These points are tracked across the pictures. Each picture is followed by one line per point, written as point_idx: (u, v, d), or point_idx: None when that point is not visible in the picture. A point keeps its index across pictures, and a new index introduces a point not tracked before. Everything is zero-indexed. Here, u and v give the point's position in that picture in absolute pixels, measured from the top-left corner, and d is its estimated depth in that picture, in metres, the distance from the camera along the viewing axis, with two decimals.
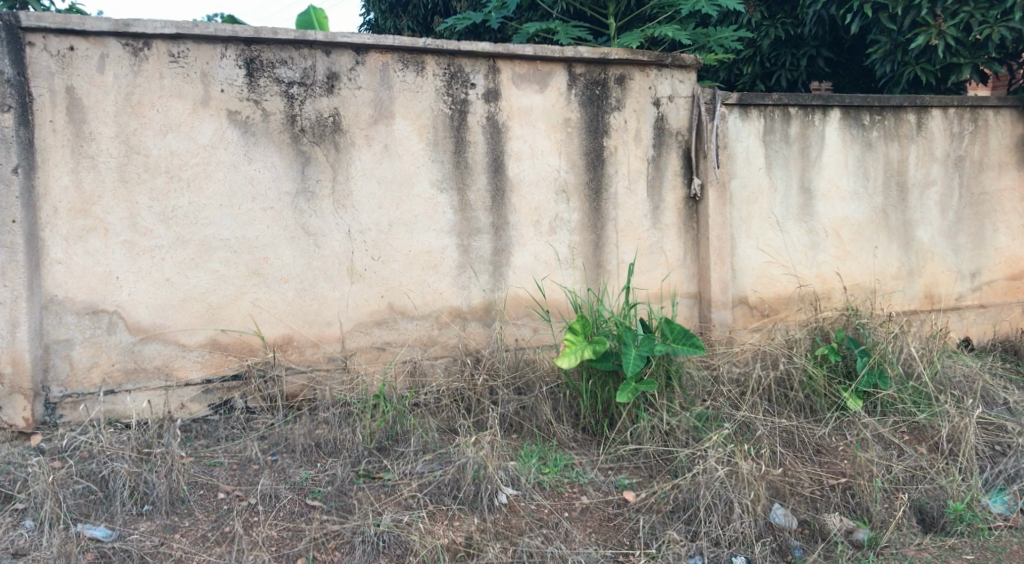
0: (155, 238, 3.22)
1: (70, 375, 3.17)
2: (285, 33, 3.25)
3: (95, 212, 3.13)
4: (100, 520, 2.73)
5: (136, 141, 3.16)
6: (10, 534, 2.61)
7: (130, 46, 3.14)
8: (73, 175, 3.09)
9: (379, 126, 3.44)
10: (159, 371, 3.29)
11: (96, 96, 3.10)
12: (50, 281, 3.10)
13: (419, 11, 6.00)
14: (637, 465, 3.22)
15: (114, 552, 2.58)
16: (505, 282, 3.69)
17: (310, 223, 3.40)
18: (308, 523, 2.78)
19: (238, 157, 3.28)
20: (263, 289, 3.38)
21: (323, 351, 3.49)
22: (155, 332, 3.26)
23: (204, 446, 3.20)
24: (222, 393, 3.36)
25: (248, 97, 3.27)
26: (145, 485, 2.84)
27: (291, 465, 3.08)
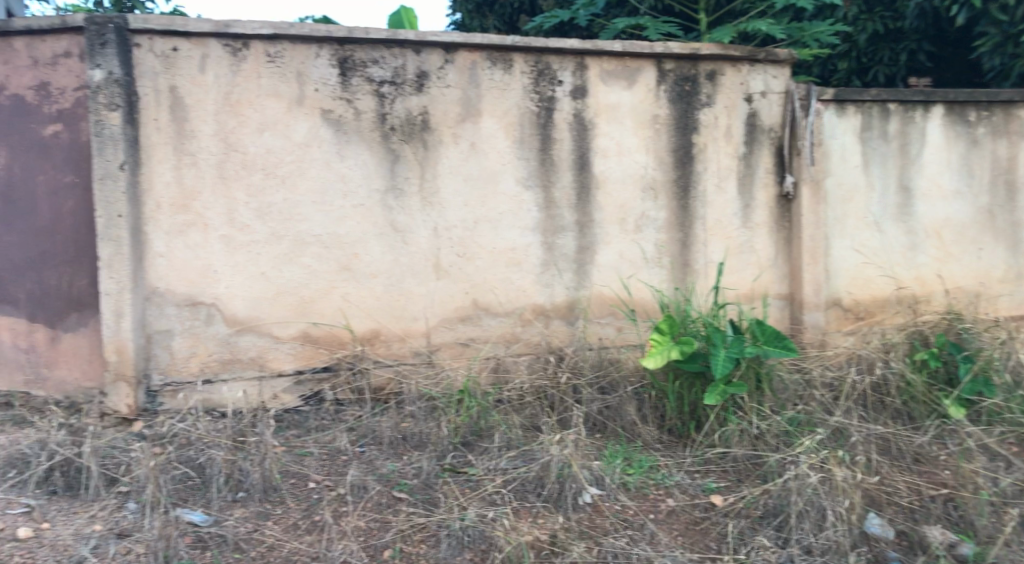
0: (252, 233, 3.32)
1: (170, 364, 3.30)
2: (377, 33, 3.31)
3: (195, 208, 3.26)
4: (197, 505, 2.93)
5: (235, 139, 3.28)
6: (116, 516, 2.85)
7: (229, 47, 3.24)
8: (175, 172, 3.23)
9: (467, 123, 3.45)
10: (253, 362, 3.38)
11: (198, 96, 3.23)
12: (153, 274, 3.25)
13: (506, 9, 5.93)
14: (725, 468, 3.15)
15: (211, 538, 2.77)
16: (590, 280, 3.64)
17: (399, 220, 3.44)
18: (395, 515, 2.91)
19: (331, 155, 3.37)
20: (352, 284, 3.44)
21: (409, 346, 3.52)
22: (250, 324, 3.35)
23: (295, 436, 3.29)
24: (313, 385, 3.43)
25: (341, 96, 3.35)
26: (240, 472, 3.03)
27: (378, 457, 3.20)
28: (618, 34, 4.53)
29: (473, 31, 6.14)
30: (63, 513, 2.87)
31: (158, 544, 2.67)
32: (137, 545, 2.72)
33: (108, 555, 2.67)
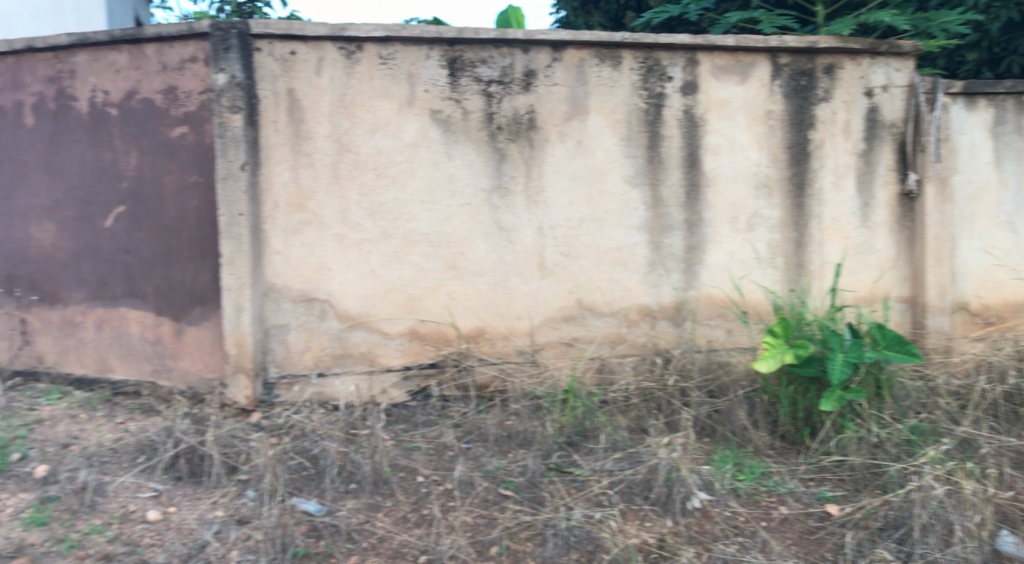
0: (363, 231, 3.41)
1: (285, 358, 3.41)
2: (487, 33, 3.34)
3: (310, 207, 3.37)
4: (312, 495, 3.01)
5: (348, 140, 3.37)
6: (236, 503, 2.96)
7: (344, 49, 3.33)
8: (292, 172, 3.35)
9: (574, 122, 3.44)
10: (364, 357, 3.46)
11: (314, 98, 3.33)
12: (271, 270, 3.37)
13: (612, 6, 5.88)
14: (842, 478, 3.04)
15: (325, 527, 2.85)
16: (698, 280, 3.57)
17: (504, 219, 3.46)
18: (501, 512, 2.92)
19: (439, 156, 3.41)
20: (458, 282, 3.48)
21: (513, 344, 3.53)
22: (361, 320, 3.44)
23: (403, 431, 3.35)
24: (419, 381, 3.49)
25: (450, 96, 3.39)
26: (352, 464, 3.12)
27: (484, 454, 3.23)
28: (730, 29, 4.43)
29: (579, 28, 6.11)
30: (188, 498, 2.99)
31: (276, 532, 2.75)
32: (256, 531, 2.81)
33: (229, 540, 2.77)
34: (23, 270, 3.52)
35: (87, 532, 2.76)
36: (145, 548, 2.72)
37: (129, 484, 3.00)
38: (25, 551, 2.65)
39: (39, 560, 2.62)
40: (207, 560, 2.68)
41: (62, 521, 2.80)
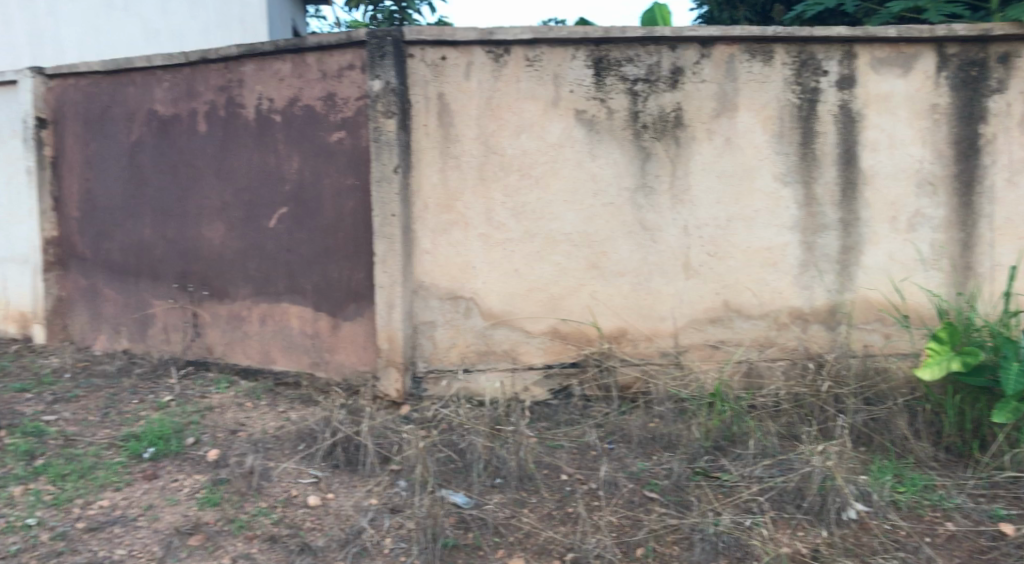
0: (507, 231, 3.47)
1: (433, 353, 3.53)
2: (634, 31, 3.32)
3: (457, 207, 3.46)
4: (460, 487, 3.08)
5: (495, 142, 3.43)
6: (389, 492, 3.07)
7: (492, 53, 3.39)
8: (441, 174, 3.44)
9: (722, 119, 3.38)
10: (507, 354, 3.52)
11: (462, 102, 3.41)
12: (420, 268, 3.49)
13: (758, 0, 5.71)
14: (1017, 495, 2.86)
15: (473, 519, 2.91)
16: (854, 282, 3.42)
17: (648, 218, 3.43)
18: (647, 514, 2.90)
19: (583, 155, 3.42)
20: (601, 281, 3.48)
21: (656, 346, 3.51)
22: (504, 318, 3.50)
23: (546, 429, 3.39)
24: (561, 379, 3.52)
25: (596, 96, 3.39)
26: (497, 459, 3.17)
27: (628, 455, 3.21)
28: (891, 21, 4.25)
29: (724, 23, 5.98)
30: (345, 486, 3.13)
31: (427, 522, 2.82)
32: (408, 521, 2.90)
33: (384, 528, 2.89)
34: (195, 267, 3.78)
35: (255, 514, 2.93)
36: (307, 531, 2.87)
37: (292, 470, 3.18)
38: (201, 529, 2.84)
39: (213, 538, 2.81)
40: (363, 545, 2.81)
41: (232, 502, 2.99)
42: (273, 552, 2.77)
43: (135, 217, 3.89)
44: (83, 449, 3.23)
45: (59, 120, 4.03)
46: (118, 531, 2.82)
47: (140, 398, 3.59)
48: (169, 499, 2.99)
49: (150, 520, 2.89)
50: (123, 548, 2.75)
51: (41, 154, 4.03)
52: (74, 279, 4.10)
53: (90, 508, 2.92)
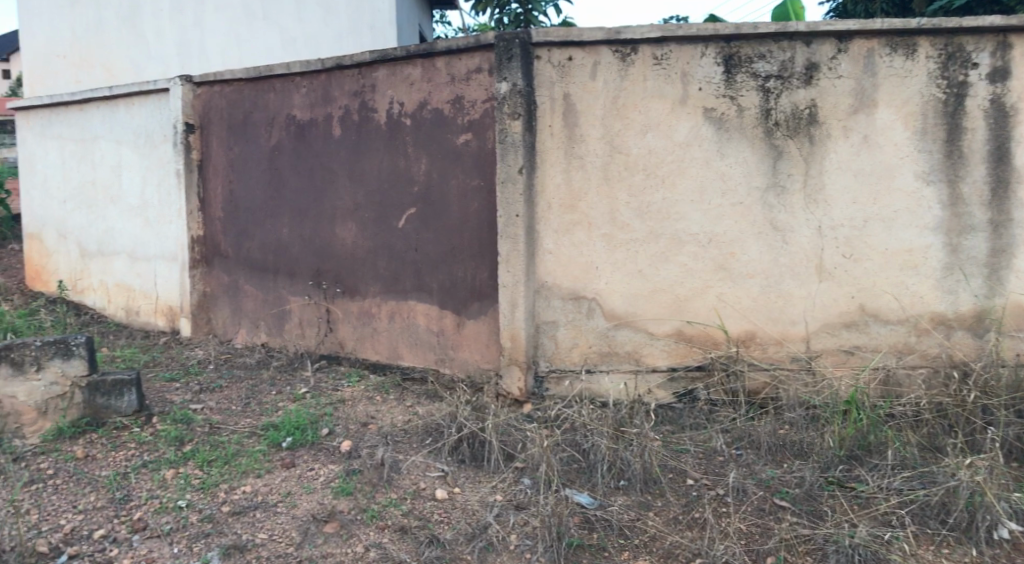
0: (632, 232, 3.44)
1: (555, 353, 3.54)
2: (766, 27, 3.23)
3: (581, 208, 3.46)
4: (584, 487, 3.09)
5: (620, 141, 3.41)
6: (514, 489, 3.11)
7: (619, 52, 3.37)
8: (565, 174, 3.45)
9: (859, 115, 3.26)
10: (629, 356, 3.51)
11: (588, 102, 3.41)
12: (542, 268, 3.50)
13: None
14: None
15: (598, 520, 2.91)
16: (1005, 287, 3.27)
17: (780, 218, 3.35)
18: (777, 523, 2.82)
19: (712, 154, 3.36)
20: (728, 283, 3.42)
21: (786, 350, 3.43)
22: (628, 320, 3.49)
23: (671, 432, 3.37)
24: (686, 382, 3.48)
25: (726, 94, 3.33)
26: (622, 461, 3.13)
27: (757, 461, 3.14)
28: None
29: (858, 17, 5.79)
30: (470, 481, 3.20)
31: (552, 520, 2.82)
32: (533, 518, 2.92)
33: (509, 524, 2.91)
34: (328, 265, 3.97)
35: (386, 504, 3.02)
36: (435, 524, 2.93)
37: (420, 463, 3.26)
38: (336, 517, 2.94)
39: (348, 526, 2.90)
40: (490, 541, 2.84)
41: (365, 492, 3.09)
42: (404, 543, 2.83)
43: (274, 218, 4.12)
44: (227, 436, 3.41)
45: (206, 125, 4.33)
46: (260, 515, 2.96)
47: (278, 390, 3.80)
48: (305, 487, 3.11)
49: (288, 506, 3.01)
50: (264, 532, 2.88)
51: (189, 158, 4.34)
52: (217, 275, 4.39)
53: (234, 493, 3.07)
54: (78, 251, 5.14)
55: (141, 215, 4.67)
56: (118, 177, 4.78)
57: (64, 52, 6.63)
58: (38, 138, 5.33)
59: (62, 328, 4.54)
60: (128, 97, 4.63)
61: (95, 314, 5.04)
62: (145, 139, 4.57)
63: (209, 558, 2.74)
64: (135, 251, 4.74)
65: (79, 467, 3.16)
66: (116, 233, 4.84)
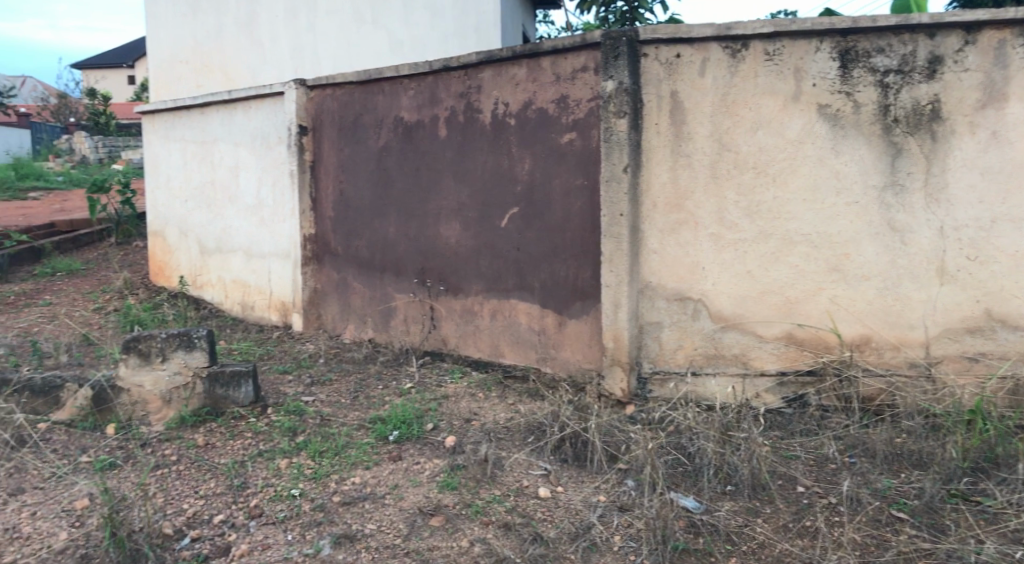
0: (741, 231, 3.37)
1: (659, 354, 3.51)
2: (887, 19, 3.11)
3: (687, 207, 3.41)
4: (690, 491, 3.04)
5: (729, 139, 3.34)
6: (618, 490, 3.08)
7: (729, 48, 3.30)
8: (671, 173, 3.40)
9: (988, 111, 3.11)
10: (737, 359, 3.45)
11: (697, 99, 3.36)
12: (646, 268, 3.47)
13: None
14: None
15: (704, 525, 2.85)
16: None
17: (898, 218, 3.22)
18: (896, 535, 2.71)
19: (826, 151, 3.25)
20: (842, 285, 3.31)
21: (904, 356, 3.30)
22: (735, 321, 3.42)
23: (780, 438, 3.27)
24: (797, 387, 3.39)
25: (841, 89, 3.22)
26: (729, 466, 3.08)
27: (871, 470, 3.01)
28: None
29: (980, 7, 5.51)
30: (574, 481, 3.19)
31: (657, 523, 2.80)
32: (638, 520, 2.90)
33: (613, 525, 2.90)
34: (433, 264, 4.05)
35: (490, 500, 3.05)
36: (538, 522, 2.93)
37: (523, 461, 3.28)
38: (442, 511, 2.98)
39: (453, 520, 2.94)
40: (593, 541, 2.83)
41: (470, 487, 3.12)
42: (508, 539, 2.84)
43: (381, 217, 4.24)
44: (337, 429, 3.51)
45: (318, 127, 4.48)
46: (369, 506, 3.03)
47: (384, 384, 3.89)
48: (412, 480, 3.17)
49: (396, 498, 3.07)
50: (373, 523, 2.94)
51: (302, 159, 4.50)
52: (327, 272, 4.54)
53: (344, 483, 3.16)
54: (198, 248, 5.39)
55: (256, 214, 4.85)
56: (235, 177, 4.98)
57: (187, 57, 6.93)
58: (163, 140, 5.62)
59: (184, 321, 4.77)
60: (246, 101, 4.82)
61: (213, 309, 5.27)
62: (261, 140, 4.75)
63: (321, 545, 2.82)
64: (251, 249, 4.93)
65: (199, 454, 3.30)
66: (233, 231, 5.05)
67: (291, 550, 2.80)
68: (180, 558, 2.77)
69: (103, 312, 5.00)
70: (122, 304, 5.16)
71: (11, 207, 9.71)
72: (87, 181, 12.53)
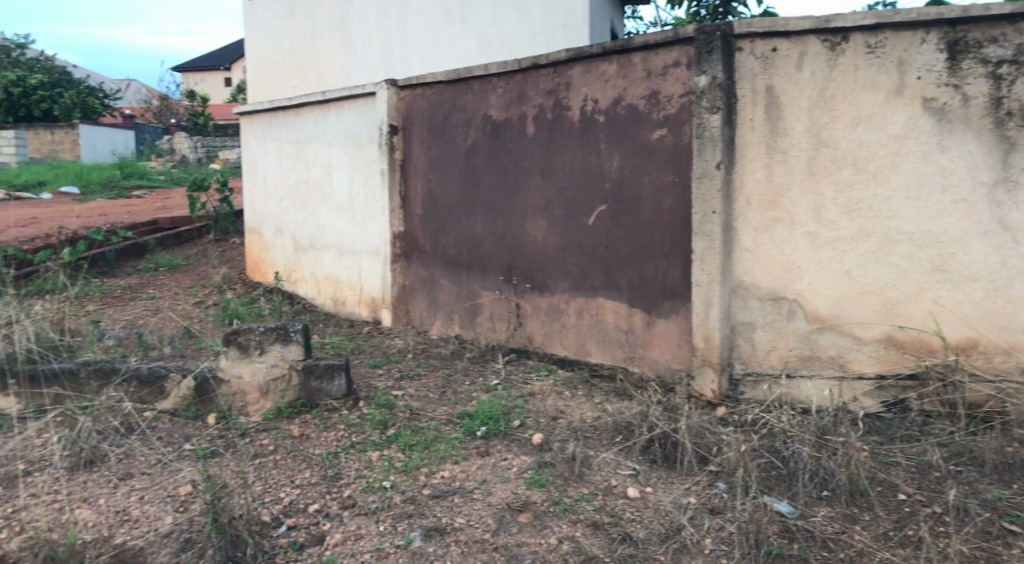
0: (839, 230, 3.27)
1: (751, 356, 3.46)
2: (1000, 7, 2.97)
3: (783, 205, 3.33)
4: (784, 496, 2.96)
5: (827, 134, 3.25)
6: (709, 492, 3.03)
7: (828, 41, 3.20)
8: (765, 169, 3.34)
9: None
10: (833, 361, 3.35)
11: (793, 94, 3.27)
12: (739, 267, 3.42)
13: None
14: None
15: (799, 531, 2.78)
16: None
17: (1010, 217, 3.07)
18: (1007, 549, 2.59)
19: (931, 147, 3.12)
20: (947, 286, 3.17)
21: (1016, 361, 3.13)
22: (831, 322, 3.33)
23: (879, 443, 3.16)
24: (897, 392, 3.27)
25: (949, 82, 3.08)
26: (825, 471, 3.00)
27: (979, 479, 2.90)
28: None
29: None
30: (663, 481, 3.14)
31: (750, 526, 2.74)
32: (730, 524, 2.84)
33: (704, 527, 2.84)
34: (520, 261, 4.08)
35: (578, 499, 3.03)
36: (627, 522, 2.90)
37: (610, 461, 3.25)
38: (530, 507, 2.98)
39: (542, 517, 2.93)
40: (684, 543, 2.79)
41: (557, 485, 3.11)
42: (597, 538, 2.82)
43: (468, 214, 4.29)
44: (426, 423, 3.56)
45: (408, 126, 4.55)
46: (458, 500, 3.05)
47: (471, 380, 3.93)
48: (500, 476, 3.18)
49: (485, 493, 3.09)
50: (463, 517, 2.96)
51: (393, 158, 4.58)
52: (415, 270, 4.63)
53: (434, 477, 3.19)
54: (293, 245, 5.54)
55: (347, 212, 4.97)
56: (328, 176, 5.11)
57: (281, 59, 7.15)
58: (260, 139, 5.81)
59: (279, 316, 4.92)
60: (339, 101, 4.92)
61: (306, 304, 5.42)
62: (353, 140, 4.85)
63: (412, 537, 2.85)
64: (342, 246, 5.04)
65: (295, 444, 3.40)
66: (325, 228, 5.19)
67: (383, 541, 2.84)
68: (277, 545, 2.85)
69: (202, 305, 5.21)
70: (221, 298, 5.37)
71: (120, 204, 10.25)
72: (187, 181, 13.16)
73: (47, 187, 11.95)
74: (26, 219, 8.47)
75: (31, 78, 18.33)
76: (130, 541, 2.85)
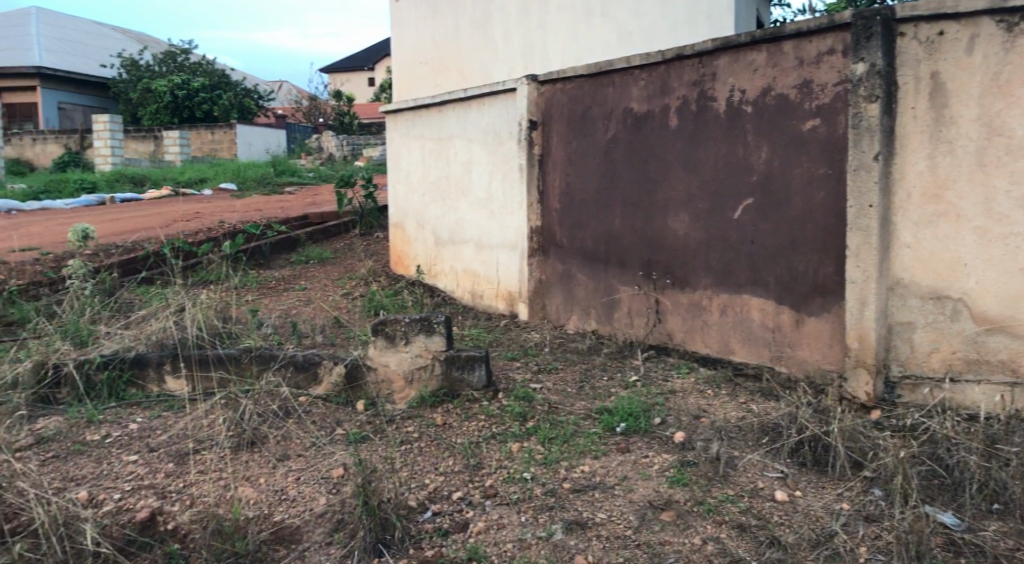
0: (1013, 224, 3.00)
1: (910, 358, 3.27)
2: None
3: (948, 197, 3.11)
4: (948, 507, 2.80)
5: (1000, 122, 2.98)
6: (863, 499, 2.89)
7: (1005, 22, 2.93)
8: (929, 160, 3.12)
9: None
10: (1004, 365, 3.08)
11: (962, 80, 3.03)
12: (898, 265, 3.24)
13: None
14: None
15: (965, 545, 2.62)
16: None
17: None
18: None
19: None
20: None
21: None
22: (1003, 324, 3.06)
23: None
24: None
25: None
26: (996, 483, 2.79)
27: None
28: None
29: None
30: (813, 485, 3.02)
31: (910, 536, 2.59)
32: (888, 533, 2.69)
33: (858, 535, 2.71)
34: (659, 256, 4.04)
35: (723, 500, 2.95)
36: (775, 525, 2.80)
37: (757, 462, 3.15)
38: (673, 506, 2.93)
39: (685, 516, 2.88)
40: (836, 549, 2.66)
41: (700, 484, 3.04)
42: (743, 540, 2.74)
43: (606, 209, 4.28)
44: (565, 417, 3.57)
45: (547, 121, 4.57)
46: (599, 495, 3.04)
47: (610, 375, 3.93)
48: (641, 473, 3.14)
49: (625, 490, 3.06)
50: (604, 512, 2.94)
51: (532, 153, 4.61)
52: (552, 264, 4.65)
53: (574, 471, 3.19)
54: (433, 239, 5.70)
55: (486, 207, 5.07)
56: (467, 172, 5.22)
57: (427, 58, 6.96)
58: (403, 137, 6.01)
59: (420, 308, 5.08)
60: (479, 98, 5.02)
61: (445, 297, 5.56)
62: (492, 136, 4.93)
63: (554, 529, 2.86)
64: (480, 240, 5.14)
65: (438, 432, 3.48)
66: (464, 223, 5.31)
67: (525, 531, 2.86)
68: (423, 530, 2.92)
69: (349, 296, 5.45)
70: (366, 290, 5.60)
71: (274, 200, 10.86)
72: (332, 179, 13.87)
73: (207, 183, 12.87)
74: (196, 213, 9.18)
75: (196, 81, 19.49)
76: (288, 519, 3.00)
